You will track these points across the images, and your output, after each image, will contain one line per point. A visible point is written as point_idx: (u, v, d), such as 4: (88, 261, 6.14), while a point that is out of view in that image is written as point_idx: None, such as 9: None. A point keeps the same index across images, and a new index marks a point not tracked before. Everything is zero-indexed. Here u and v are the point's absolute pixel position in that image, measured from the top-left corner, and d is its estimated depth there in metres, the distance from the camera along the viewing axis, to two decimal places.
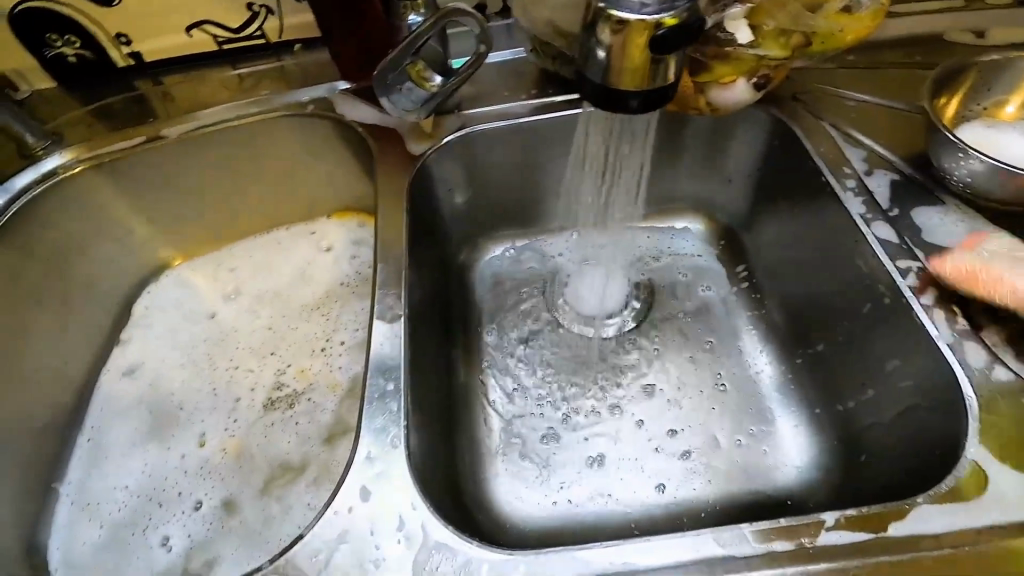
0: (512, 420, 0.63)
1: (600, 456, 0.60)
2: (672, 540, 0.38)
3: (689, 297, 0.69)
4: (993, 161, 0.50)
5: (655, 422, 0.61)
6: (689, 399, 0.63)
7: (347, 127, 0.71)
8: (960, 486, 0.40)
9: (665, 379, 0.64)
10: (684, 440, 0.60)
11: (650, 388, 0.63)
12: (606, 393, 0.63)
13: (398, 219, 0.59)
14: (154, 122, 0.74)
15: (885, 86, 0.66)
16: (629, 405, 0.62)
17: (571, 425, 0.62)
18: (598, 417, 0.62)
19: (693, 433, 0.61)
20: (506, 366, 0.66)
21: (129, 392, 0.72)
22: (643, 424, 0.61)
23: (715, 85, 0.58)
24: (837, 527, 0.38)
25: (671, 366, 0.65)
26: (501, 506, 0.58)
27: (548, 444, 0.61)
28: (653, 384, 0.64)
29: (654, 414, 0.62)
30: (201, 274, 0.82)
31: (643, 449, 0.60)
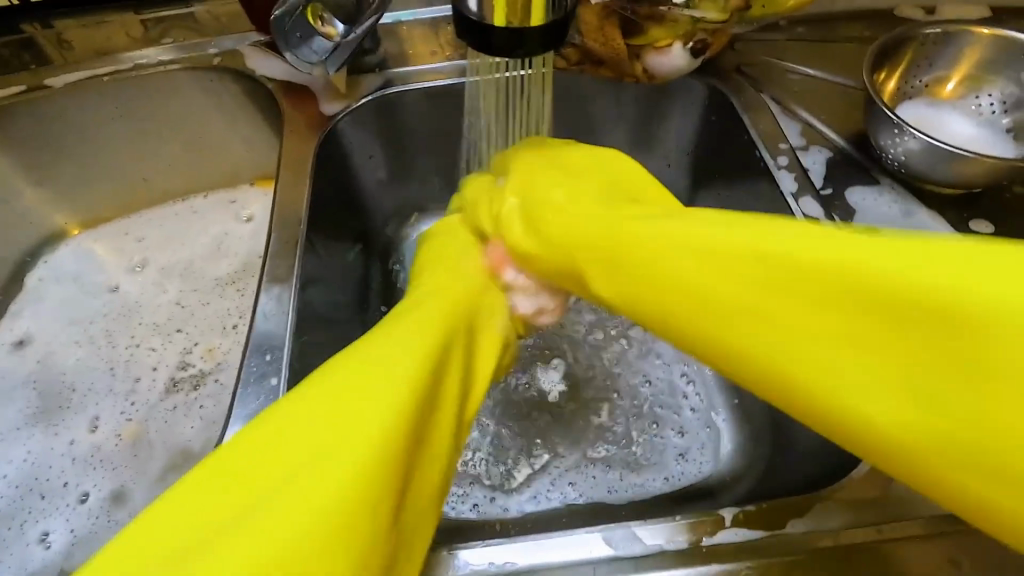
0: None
1: (537, 444, 0.56)
2: (557, 539, 0.36)
3: None
4: (929, 139, 0.47)
5: (589, 406, 0.59)
6: (616, 393, 0.59)
7: (257, 83, 0.65)
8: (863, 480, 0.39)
9: (595, 363, 0.61)
10: (621, 421, 0.58)
11: (581, 373, 0.61)
12: (538, 379, 0.60)
13: (300, 188, 0.54)
14: (42, 70, 0.66)
15: (830, 59, 0.63)
16: (559, 391, 0.59)
17: (503, 415, 0.57)
18: (531, 405, 0.58)
19: (628, 414, 0.58)
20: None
21: (13, 369, 0.65)
22: (576, 409, 0.58)
23: (650, 50, 0.54)
24: (736, 523, 0.37)
25: (599, 360, 0.61)
26: None
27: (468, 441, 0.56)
28: (584, 368, 0.61)
29: (587, 399, 0.59)
30: (104, 243, 0.74)
31: (581, 435, 0.57)
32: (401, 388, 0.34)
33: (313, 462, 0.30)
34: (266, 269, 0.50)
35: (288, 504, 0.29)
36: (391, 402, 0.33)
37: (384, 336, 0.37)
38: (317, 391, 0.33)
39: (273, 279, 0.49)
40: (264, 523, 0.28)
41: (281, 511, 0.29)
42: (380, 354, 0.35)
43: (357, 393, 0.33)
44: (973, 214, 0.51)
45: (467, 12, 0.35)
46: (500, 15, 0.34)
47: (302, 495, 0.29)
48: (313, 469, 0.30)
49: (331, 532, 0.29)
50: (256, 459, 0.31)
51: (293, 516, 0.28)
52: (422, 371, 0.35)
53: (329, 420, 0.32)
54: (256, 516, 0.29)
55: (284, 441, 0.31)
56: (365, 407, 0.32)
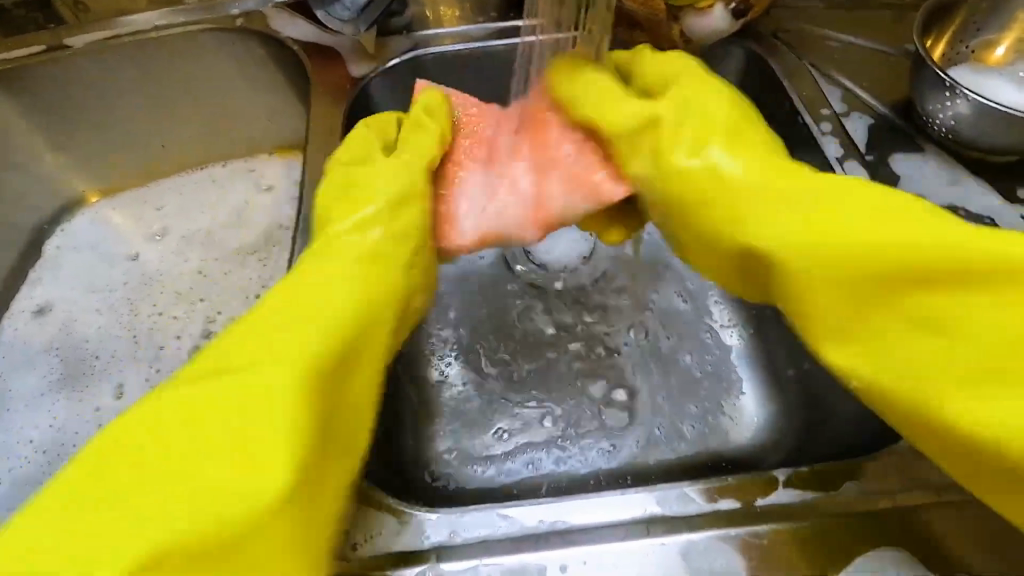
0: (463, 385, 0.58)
1: (563, 419, 0.56)
2: (609, 498, 0.36)
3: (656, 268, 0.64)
4: (981, 101, 0.45)
5: (610, 384, 0.58)
6: (640, 361, 0.59)
7: (280, 45, 0.63)
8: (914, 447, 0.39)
9: (619, 340, 0.60)
10: (647, 396, 0.57)
11: (606, 350, 0.59)
12: (563, 354, 0.59)
13: (330, 151, 0.53)
14: (60, 31, 0.65)
15: (869, 26, 0.61)
16: (583, 370, 0.58)
17: (527, 391, 0.57)
18: (554, 382, 0.58)
19: (655, 390, 0.58)
20: (455, 321, 0.61)
21: (35, 336, 0.65)
22: (597, 387, 0.58)
23: (690, 11, 0.52)
24: (789, 484, 0.36)
25: (622, 335, 0.60)
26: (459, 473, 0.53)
27: (496, 409, 0.56)
28: (608, 344, 0.60)
29: (608, 380, 0.58)
30: (123, 211, 0.73)
31: (605, 411, 0.57)
32: (237, 380, 0.34)
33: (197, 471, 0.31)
34: (299, 231, 0.49)
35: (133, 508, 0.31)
36: (242, 402, 0.33)
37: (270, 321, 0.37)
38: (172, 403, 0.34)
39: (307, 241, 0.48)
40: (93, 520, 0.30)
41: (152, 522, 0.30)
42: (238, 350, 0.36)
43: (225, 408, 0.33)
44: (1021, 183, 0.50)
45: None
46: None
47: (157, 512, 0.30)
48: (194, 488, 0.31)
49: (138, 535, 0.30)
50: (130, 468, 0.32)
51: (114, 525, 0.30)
52: (267, 341, 0.36)
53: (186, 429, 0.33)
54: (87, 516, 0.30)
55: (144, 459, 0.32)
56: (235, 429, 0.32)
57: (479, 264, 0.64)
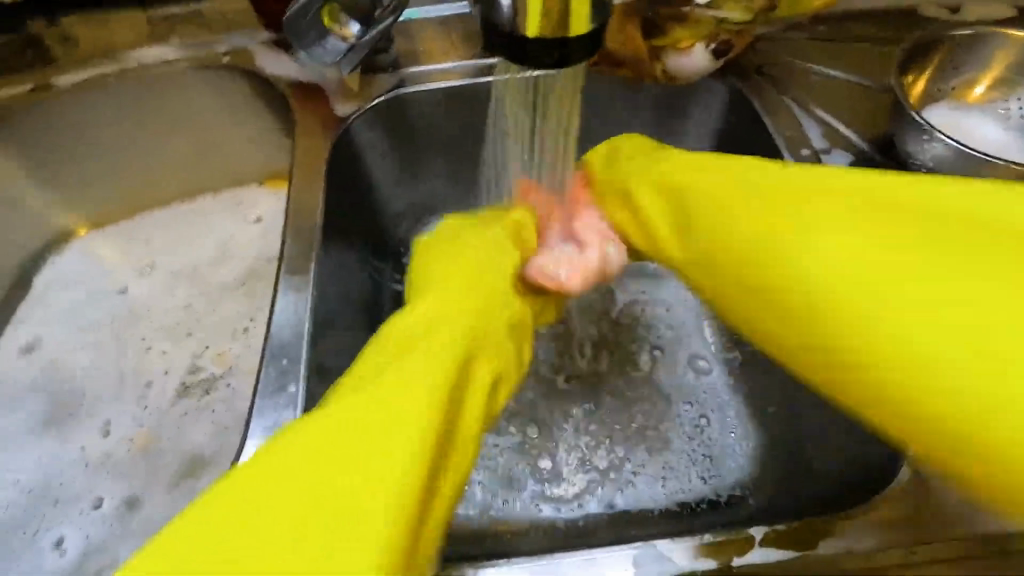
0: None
1: (547, 461, 0.56)
2: (586, 557, 0.36)
3: (641, 308, 0.65)
4: (958, 144, 0.46)
5: (593, 424, 0.58)
6: (625, 406, 0.59)
7: (266, 82, 0.64)
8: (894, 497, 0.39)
9: (601, 380, 0.60)
10: (633, 437, 0.57)
11: (588, 390, 0.60)
12: (545, 395, 0.59)
13: (313, 192, 0.53)
14: (49, 70, 0.65)
15: (850, 60, 0.61)
16: (567, 412, 0.58)
17: (512, 434, 0.57)
18: (538, 423, 0.58)
19: (639, 430, 0.57)
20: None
21: (22, 372, 0.65)
22: (578, 428, 0.57)
23: (671, 50, 0.53)
24: (766, 543, 0.36)
25: (607, 375, 0.61)
26: None
27: (486, 458, 0.56)
28: (591, 383, 0.60)
29: (592, 421, 0.58)
30: (111, 244, 0.73)
31: (587, 452, 0.56)
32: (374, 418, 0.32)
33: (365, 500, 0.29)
34: (282, 276, 0.49)
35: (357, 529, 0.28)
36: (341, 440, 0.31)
37: (395, 365, 0.35)
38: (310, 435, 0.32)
39: (289, 287, 0.48)
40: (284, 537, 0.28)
41: (339, 532, 0.28)
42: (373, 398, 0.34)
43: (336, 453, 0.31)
44: None
45: (494, 21, 0.31)
46: (535, 23, 0.30)
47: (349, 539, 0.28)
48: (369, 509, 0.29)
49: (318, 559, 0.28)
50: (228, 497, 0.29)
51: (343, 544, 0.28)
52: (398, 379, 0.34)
53: (293, 453, 0.31)
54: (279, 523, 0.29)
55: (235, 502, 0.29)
56: (346, 473, 0.30)
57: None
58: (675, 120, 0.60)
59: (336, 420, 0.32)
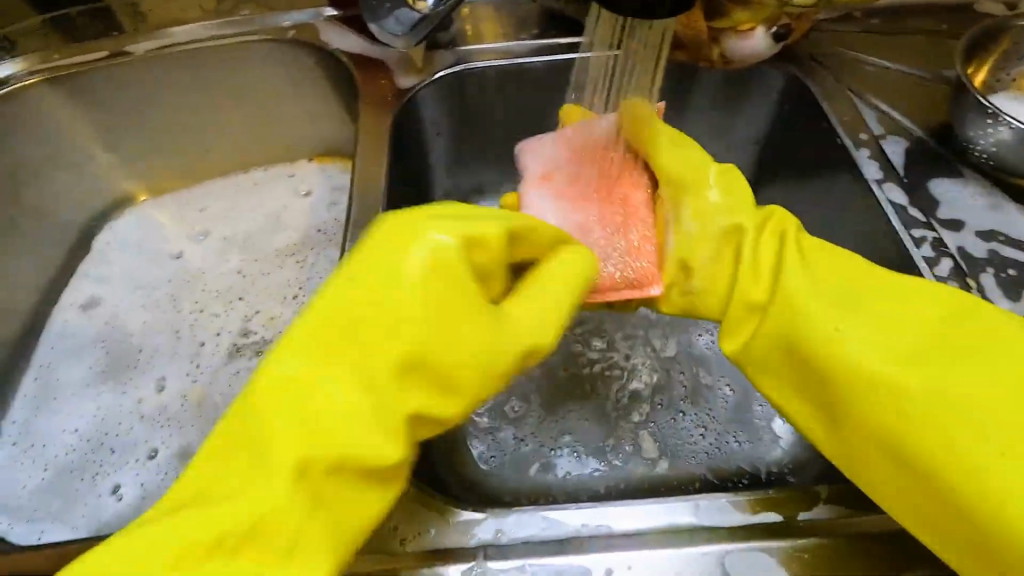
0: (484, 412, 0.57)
1: (587, 425, 0.56)
2: (646, 506, 0.37)
3: None
4: (1023, 128, 0.46)
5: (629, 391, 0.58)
6: (663, 375, 0.59)
7: (329, 56, 0.66)
8: None
9: (638, 349, 0.61)
10: (672, 406, 0.57)
11: (624, 358, 0.60)
12: (581, 362, 0.60)
13: (376, 159, 0.55)
14: (122, 39, 0.68)
15: (906, 52, 0.62)
16: (601, 378, 0.59)
17: (550, 399, 0.58)
18: (573, 390, 0.58)
19: (678, 401, 0.58)
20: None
21: (82, 327, 0.67)
22: (616, 395, 0.58)
23: (732, 33, 0.54)
24: (823, 501, 0.38)
25: (644, 346, 0.61)
26: (490, 478, 0.54)
27: (524, 425, 0.56)
28: (627, 353, 0.61)
29: (629, 388, 0.58)
30: (169, 211, 0.76)
31: (625, 419, 0.57)
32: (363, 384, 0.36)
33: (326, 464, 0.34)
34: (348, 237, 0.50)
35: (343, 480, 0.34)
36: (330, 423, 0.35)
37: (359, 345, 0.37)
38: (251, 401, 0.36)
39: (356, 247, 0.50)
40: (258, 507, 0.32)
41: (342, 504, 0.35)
42: (288, 363, 0.36)
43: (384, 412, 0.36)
44: None
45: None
46: None
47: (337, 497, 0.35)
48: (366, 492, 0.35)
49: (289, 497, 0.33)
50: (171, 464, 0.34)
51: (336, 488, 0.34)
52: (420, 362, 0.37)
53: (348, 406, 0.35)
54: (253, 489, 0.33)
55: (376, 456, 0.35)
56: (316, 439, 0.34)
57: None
58: (728, 106, 0.61)
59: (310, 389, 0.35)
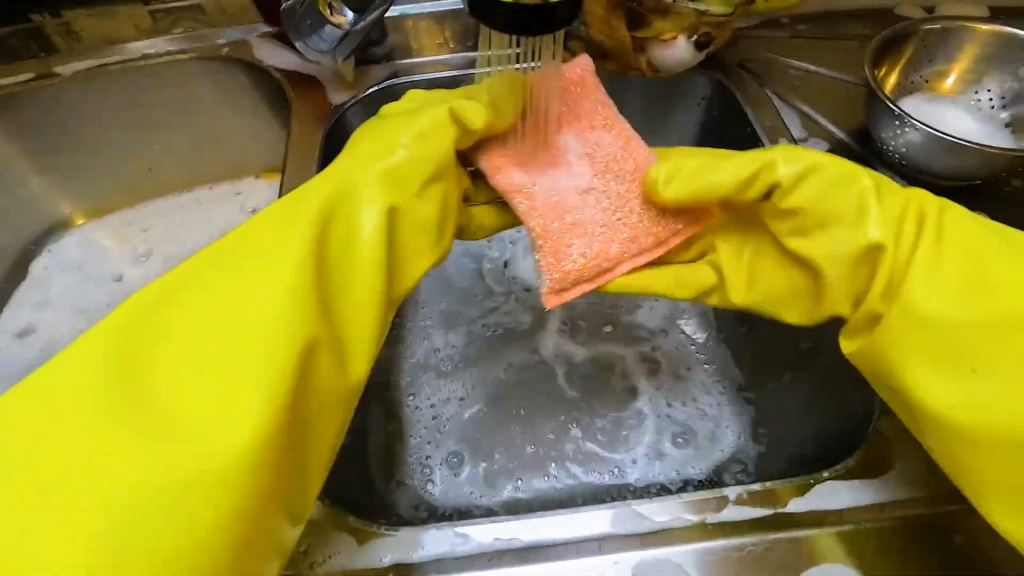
0: (433, 404, 0.58)
1: (529, 434, 0.57)
2: (564, 516, 0.39)
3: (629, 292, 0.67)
4: (930, 130, 0.47)
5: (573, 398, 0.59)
6: (604, 382, 0.60)
7: (264, 73, 0.65)
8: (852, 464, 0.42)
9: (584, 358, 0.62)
10: (613, 413, 0.58)
11: (569, 368, 0.61)
12: (525, 373, 0.61)
13: (307, 175, 0.55)
14: (52, 60, 0.67)
15: (830, 56, 0.64)
16: (544, 388, 0.60)
17: (494, 412, 0.58)
18: (515, 401, 0.59)
19: (619, 406, 0.59)
20: (414, 363, 0.61)
21: (19, 355, 0.66)
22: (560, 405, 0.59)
23: (654, 42, 0.54)
24: (741, 502, 0.40)
25: (587, 354, 0.62)
26: (432, 494, 0.54)
27: (469, 439, 0.56)
28: (573, 363, 0.62)
29: (572, 396, 0.59)
30: (110, 232, 0.74)
31: (569, 427, 0.57)
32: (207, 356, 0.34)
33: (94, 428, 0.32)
34: None
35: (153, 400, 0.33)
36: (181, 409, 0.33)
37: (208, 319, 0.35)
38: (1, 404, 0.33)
39: None
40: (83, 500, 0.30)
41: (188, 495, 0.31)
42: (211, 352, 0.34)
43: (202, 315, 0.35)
44: (972, 207, 0.52)
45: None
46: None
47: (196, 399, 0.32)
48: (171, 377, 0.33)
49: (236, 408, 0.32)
50: (56, 479, 0.31)
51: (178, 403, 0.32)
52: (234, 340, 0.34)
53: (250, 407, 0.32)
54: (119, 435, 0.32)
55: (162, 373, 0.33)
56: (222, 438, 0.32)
57: (444, 312, 0.65)
58: (660, 112, 0.62)
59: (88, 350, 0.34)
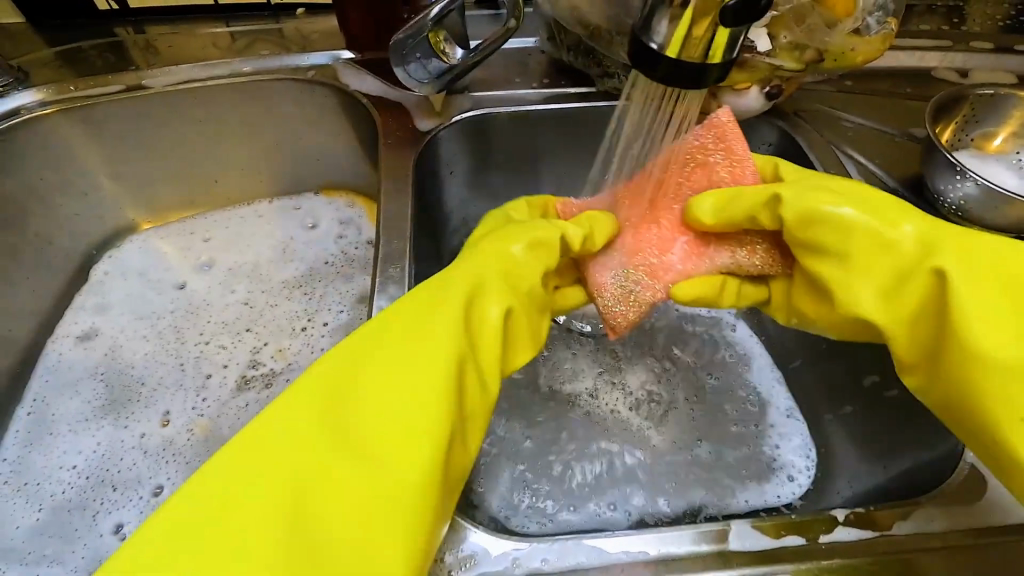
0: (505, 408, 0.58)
1: (600, 449, 0.56)
2: (681, 533, 0.38)
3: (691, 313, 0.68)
4: (987, 184, 0.52)
5: (641, 416, 0.59)
6: (670, 402, 0.60)
7: (348, 96, 0.69)
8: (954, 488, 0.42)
9: (651, 375, 0.62)
10: (680, 432, 0.58)
11: (638, 387, 0.61)
12: (593, 390, 0.60)
13: (400, 194, 0.57)
14: (137, 72, 0.69)
15: (878, 111, 0.69)
16: (614, 407, 0.59)
17: (564, 428, 0.57)
18: (583, 415, 0.58)
19: (687, 427, 0.59)
20: None
21: (82, 359, 0.66)
22: (628, 421, 0.58)
23: (728, 91, 0.59)
24: (847, 523, 0.40)
25: (651, 371, 0.62)
26: (503, 509, 0.52)
27: (537, 453, 0.56)
28: (640, 381, 0.61)
29: (640, 413, 0.59)
30: (173, 241, 0.75)
31: (636, 444, 0.57)
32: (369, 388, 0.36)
33: (357, 431, 0.34)
34: (379, 270, 0.51)
35: (349, 432, 0.34)
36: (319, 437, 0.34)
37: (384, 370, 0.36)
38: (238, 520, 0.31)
39: (387, 279, 0.51)
40: (346, 531, 0.31)
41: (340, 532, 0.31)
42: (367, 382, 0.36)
43: (391, 352, 0.37)
44: None
45: (646, 44, 0.32)
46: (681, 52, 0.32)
47: (407, 412, 0.34)
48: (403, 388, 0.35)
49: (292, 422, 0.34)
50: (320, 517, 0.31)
51: (380, 415, 0.34)
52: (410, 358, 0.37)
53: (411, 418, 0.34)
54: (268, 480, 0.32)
55: (275, 423, 0.34)
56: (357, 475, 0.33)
57: None
58: None
59: (247, 445, 0.33)
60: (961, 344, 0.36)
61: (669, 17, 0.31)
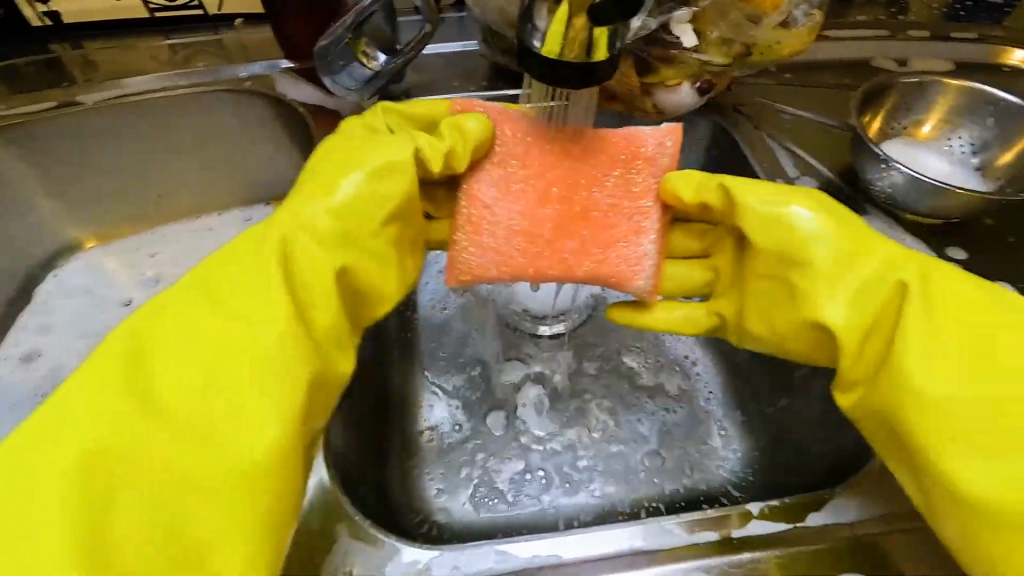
0: (444, 416, 0.61)
1: (532, 454, 0.59)
2: (601, 533, 0.41)
3: None
4: (912, 172, 0.52)
5: (572, 420, 0.61)
6: (607, 409, 0.62)
7: (286, 105, 0.68)
8: (872, 477, 0.45)
9: (586, 381, 0.63)
10: (613, 436, 0.60)
11: (573, 393, 0.63)
12: (531, 398, 0.62)
13: None
14: (72, 89, 0.68)
15: (815, 103, 0.69)
16: (550, 415, 0.61)
17: (499, 436, 0.60)
18: (516, 423, 0.60)
19: (621, 431, 0.61)
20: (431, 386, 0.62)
21: (21, 380, 0.64)
22: (559, 426, 0.60)
23: (659, 88, 0.59)
24: (762, 516, 0.43)
25: (591, 377, 0.64)
26: (439, 514, 0.55)
27: (474, 459, 0.58)
28: (575, 387, 0.63)
29: (572, 419, 0.61)
30: (118, 257, 0.74)
31: (566, 450, 0.59)
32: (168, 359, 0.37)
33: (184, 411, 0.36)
34: None
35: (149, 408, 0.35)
36: (159, 405, 0.36)
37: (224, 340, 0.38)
38: (69, 481, 0.32)
39: None
40: (189, 500, 0.34)
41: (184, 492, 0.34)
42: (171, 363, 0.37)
43: (198, 322, 0.38)
44: (950, 241, 0.57)
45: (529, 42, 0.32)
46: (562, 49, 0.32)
47: (259, 398, 0.36)
48: (250, 368, 0.37)
49: (167, 374, 0.37)
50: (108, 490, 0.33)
51: (211, 385, 0.36)
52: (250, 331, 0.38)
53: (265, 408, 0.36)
54: (158, 446, 0.35)
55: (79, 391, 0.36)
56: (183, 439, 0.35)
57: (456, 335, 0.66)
58: None
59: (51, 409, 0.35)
60: (896, 365, 0.39)
61: (548, 11, 0.31)
